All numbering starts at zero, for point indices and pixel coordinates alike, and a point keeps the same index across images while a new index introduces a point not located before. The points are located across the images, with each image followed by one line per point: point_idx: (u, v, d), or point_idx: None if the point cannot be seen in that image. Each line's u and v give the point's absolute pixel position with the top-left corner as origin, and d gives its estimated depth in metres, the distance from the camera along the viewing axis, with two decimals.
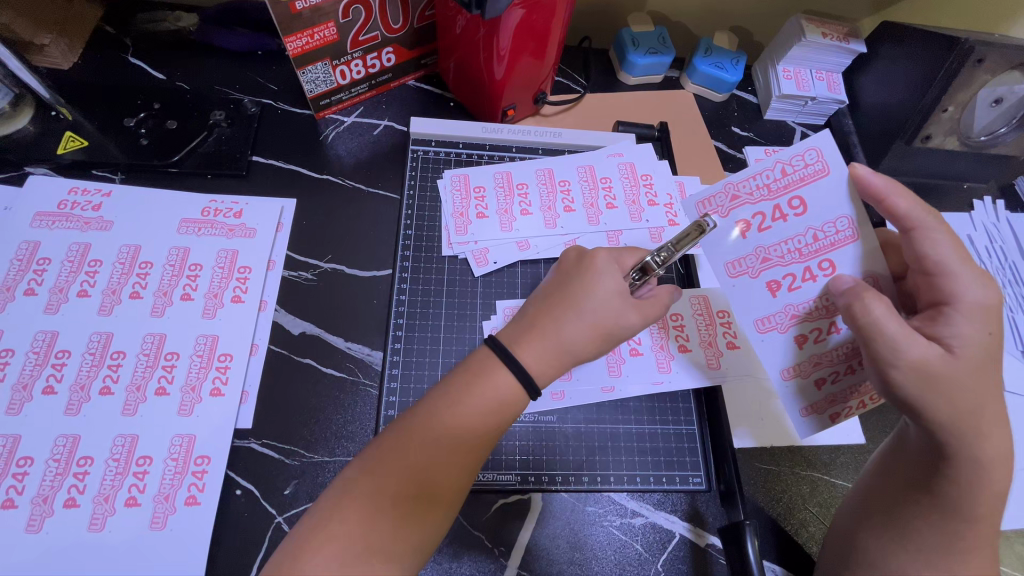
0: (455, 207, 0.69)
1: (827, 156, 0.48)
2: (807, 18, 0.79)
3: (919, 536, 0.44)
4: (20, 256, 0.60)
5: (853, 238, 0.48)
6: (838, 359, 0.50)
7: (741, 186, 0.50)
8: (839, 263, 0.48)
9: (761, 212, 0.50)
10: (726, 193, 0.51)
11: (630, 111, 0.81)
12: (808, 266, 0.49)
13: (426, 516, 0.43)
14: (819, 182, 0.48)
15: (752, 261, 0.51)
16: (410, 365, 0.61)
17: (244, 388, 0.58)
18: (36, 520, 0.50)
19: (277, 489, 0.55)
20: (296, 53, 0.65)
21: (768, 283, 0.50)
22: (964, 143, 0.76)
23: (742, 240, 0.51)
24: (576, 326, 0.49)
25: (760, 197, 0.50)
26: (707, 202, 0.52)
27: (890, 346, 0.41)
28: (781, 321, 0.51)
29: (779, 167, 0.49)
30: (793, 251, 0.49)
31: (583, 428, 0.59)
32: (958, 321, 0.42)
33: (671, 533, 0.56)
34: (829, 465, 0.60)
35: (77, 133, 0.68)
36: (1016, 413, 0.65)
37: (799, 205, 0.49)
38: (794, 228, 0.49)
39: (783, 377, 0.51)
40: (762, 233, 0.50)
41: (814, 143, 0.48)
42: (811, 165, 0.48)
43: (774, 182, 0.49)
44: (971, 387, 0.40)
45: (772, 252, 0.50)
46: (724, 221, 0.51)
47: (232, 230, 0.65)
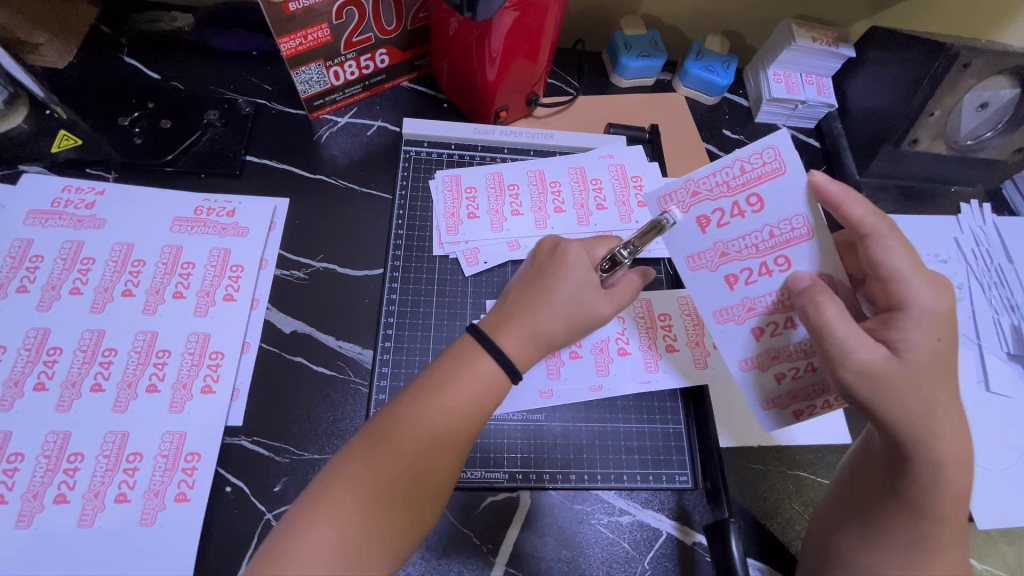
0: (447, 207, 0.69)
1: (783, 155, 0.47)
2: (798, 22, 0.80)
3: (889, 535, 0.44)
4: (13, 253, 0.61)
5: (808, 236, 0.48)
6: (796, 355, 0.50)
7: (701, 182, 0.49)
8: (795, 259, 0.48)
9: (720, 208, 0.49)
10: (687, 189, 0.50)
11: (622, 113, 0.82)
12: (764, 261, 0.49)
13: (411, 512, 0.43)
14: (776, 181, 0.48)
15: (711, 255, 0.50)
16: (400, 364, 0.62)
17: (235, 385, 0.58)
18: (26, 515, 0.50)
19: (268, 487, 0.55)
20: (290, 53, 0.66)
21: (726, 277, 0.50)
22: (950, 147, 0.77)
23: (701, 235, 0.50)
24: (554, 318, 0.49)
25: (720, 193, 0.49)
26: (668, 198, 0.50)
27: (839, 351, 0.42)
28: (739, 312, 0.50)
29: (738, 165, 0.48)
30: (751, 246, 0.49)
31: (571, 426, 0.60)
32: (908, 326, 0.42)
33: (658, 531, 0.56)
34: (815, 464, 0.61)
35: (71, 132, 0.69)
36: (998, 414, 0.66)
37: (756, 203, 0.48)
38: (751, 224, 0.49)
39: (742, 368, 0.51)
40: (721, 228, 0.49)
41: (771, 142, 0.48)
42: (767, 163, 0.47)
43: (733, 179, 0.48)
44: (922, 390, 0.40)
45: (730, 247, 0.50)
46: (685, 216, 0.50)
47: (225, 229, 0.66)
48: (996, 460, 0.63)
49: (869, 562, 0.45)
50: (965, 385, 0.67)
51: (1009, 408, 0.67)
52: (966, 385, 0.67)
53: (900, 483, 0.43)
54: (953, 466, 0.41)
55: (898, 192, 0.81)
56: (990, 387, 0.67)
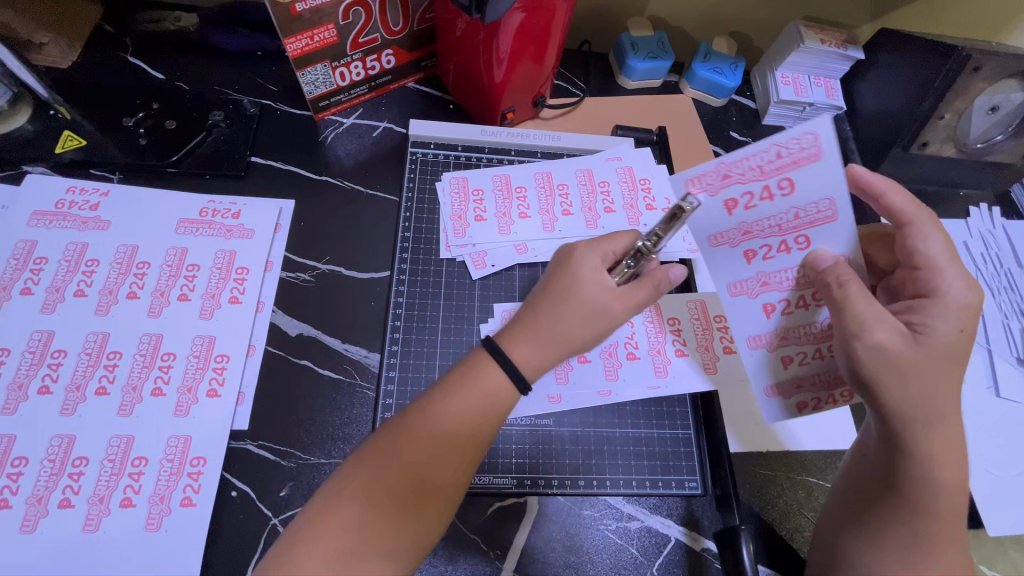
0: (454, 210, 0.69)
1: (823, 140, 0.43)
2: (806, 24, 0.79)
3: (887, 533, 0.43)
4: (17, 255, 0.60)
5: (834, 219, 0.44)
6: (805, 338, 0.49)
7: (734, 165, 0.44)
8: (816, 238, 0.46)
9: (749, 192, 0.44)
10: (716, 172, 0.44)
11: (629, 115, 0.81)
12: (785, 239, 0.46)
13: (422, 511, 0.43)
14: (813, 167, 0.43)
15: (733, 234, 0.46)
16: (407, 367, 0.61)
17: (240, 389, 0.58)
18: (31, 520, 0.50)
19: (274, 492, 0.55)
20: (296, 54, 0.65)
21: (745, 252, 0.47)
22: (959, 151, 0.77)
23: (727, 217, 0.45)
24: (570, 321, 0.49)
25: (752, 177, 0.44)
26: (696, 180, 0.44)
27: (857, 325, 0.42)
28: (753, 287, 0.48)
29: (774, 149, 0.43)
30: (774, 227, 0.45)
31: (579, 431, 0.59)
32: (934, 314, 0.42)
33: (667, 537, 0.56)
34: (824, 470, 0.60)
35: (75, 132, 0.68)
36: (1008, 420, 0.66)
37: (787, 187, 0.43)
38: (778, 208, 0.44)
39: (749, 346, 0.50)
40: (748, 211, 0.44)
41: (813, 125, 0.42)
42: (805, 149, 0.43)
43: (767, 163, 0.43)
44: (932, 377, 0.40)
45: (755, 227, 0.45)
46: (711, 199, 0.44)
47: (230, 231, 0.65)
48: (1006, 466, 0.63)
49: (867, 561, 0.43)
50: (973, 390, 0.67)
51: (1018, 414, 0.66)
52: (974, 391, 0.67)
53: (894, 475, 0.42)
54: (944, 458, 0.40)
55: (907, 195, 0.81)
56: (999, 393, 0.67)
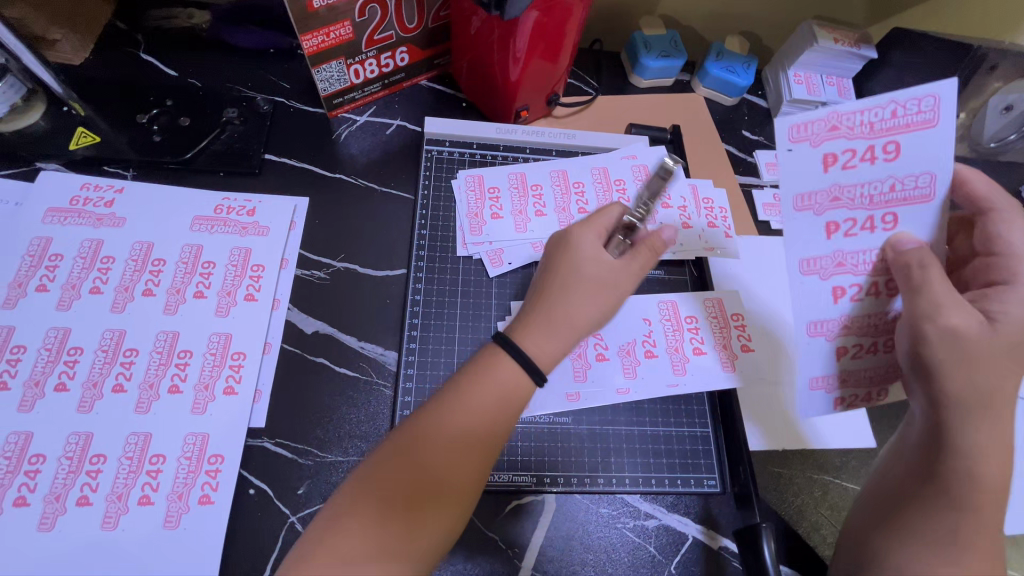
0: (470, 207, 0.69)
1: (942, 105, 0.42)
2: (819, 23, 0.79)
3: (922, 525, 0.41)
4: (32, 252, 0.60)
5: (930, 198, 0.44)
6: (864, 329, 0.46)
7: (845, 117, 0.42)
8: (903, 219, 0.44)
9: (852, 149, 0.42)
10: (827, 120, 0.42)
11: (641, 113, 0.81)
12: (872, 215, 0.44)
13: (438, 512, 0.43)
14: (924, 132, 0.42)
15: (822, 198, 0.44)
16: (425, 365, 0.61)
17: (257, 387, 0.58)
18: (49, 518, 0.49)
19: (291, 489, 0.54)
20: (312, 51, 0.65)
21: (827, 224, 0.44)
22: (971, 150, 0.77)
23: (822, 173, 0.43)
24: (575, 305, 0.49)
25: (860, 133, 0.42)
26: (802, 127, 0.43)
27: (934, 307, 0.41)
28: (827, 267, 0.45)
29: (892, 107, 0.42)
30: (866, 197, 0.44)
31: (597, 429, 0.59)
32: (1011, 302, 0.42)
33: (685, 535, 0.56)
34: (840, 468, 0.60)
35: (89, 129, 0.68)
36: None
37: (892, 150, 0.42)
38: (876, 173, 0.43)
39: (809, 333, 0.47)
40: (845, 172, 0.43)
41: (936, 88, 0.41)
42: (922, 113, 0.42)
43: (879, 120, 0.42)
44: (1002, 368, 0.39)
45: (846, 194, 0.44)
46: (811, 150, 0.43)
47: (245, 228, 0.65)
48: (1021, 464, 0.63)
49: (900, 553, 0.42)
50: None
51: None
52: None
53: (936, 464, 0.41)
54: (993, 452, 0.39)
55: None
56: None
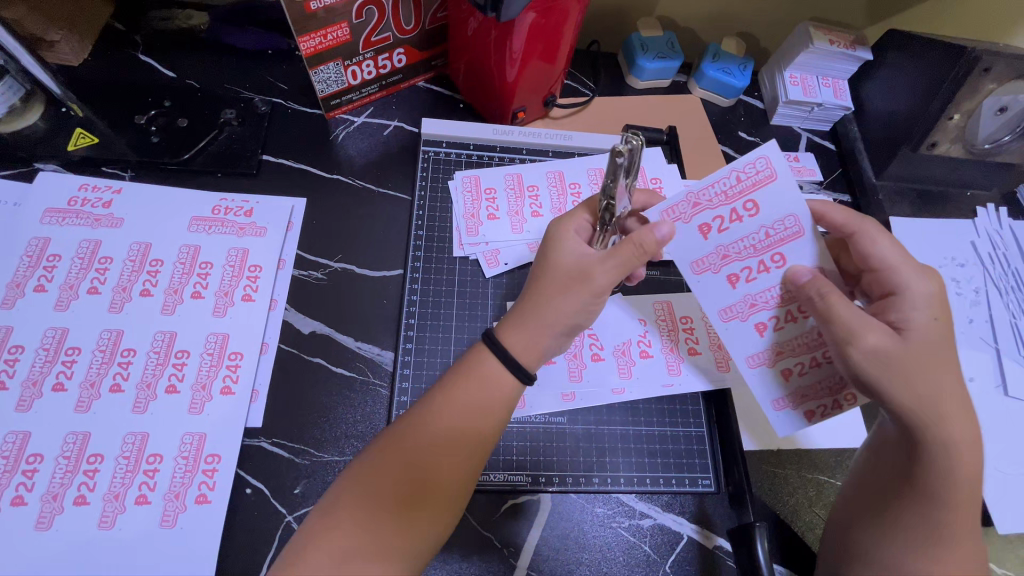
0: (467, 208, 0.69)
1: (775, 164, 0.46)
2: (815, 24, 0.79)
3: (903, 525, 0.43)
4: (30, 253, 0.60)
5: (802, 234, 0.47)
6: (800, 348, 0.49)
7: (701, 194, 0.47)
8: (790, 256, 0.47)
9: (719, 216, 0.47)
10: (687, 201, 0.48)
11: (638, 114, 0.82)
12: (762, 260, 0.47)
13: (426, 514, 0.43)
14: (771, 187, 0.46)
15: (713, 258, 0.48)
16: (421, 365, 0.61)
17: (254, 386, 0.58)
18: (46, 517, 0.50)
19: (288, 489, 0.55)
20: (309, 52, 0.65)
21: (728, 277, 0.48)
22: (966, 151, 0.77)
23: (703, 241, 0.48)
24: (555, 300, 0.47)
25: (718, 202, 0.47)
26: (669, 211, 0.49)
27: (847, 332, 0.42)
28: (743, 310, 0.49)
29: (733, 175, 0.46)
30: (749, 247, 0.47)
31: (593, 429, 0.60)
32: (909, 308, 0.43)
33: (680, 535, 0.56)
34: (835, 468, 0.60)
35: (87, 130, 0.68)
36: (1017, 419, 0.66)
37: (752, 208, 0.47)
38: (748, 228, 0.47)
39: (749, 365, 0.50)
40: (722, 234, 0.47)
41: (763, 150, 0.46)
42: (760, 172, 0.46)
43: (731, 186, 0.47)
44: (929, 372, 0.40)
45: (732, 250, 0.48)
46: (685, 227, 0.48)
47: (243, 229, 0.65)
48: (1016, 465, 0.63)
49: (886, 552, 0.43)
50: (982, 389, 0.67)
51: None
52: (983, 389, 0.67)
53: (913, 467, 0.42)
54: (965, 447, 0.40)
55: (915, 195, 0.81)
56: (1007, 391, 0.67)
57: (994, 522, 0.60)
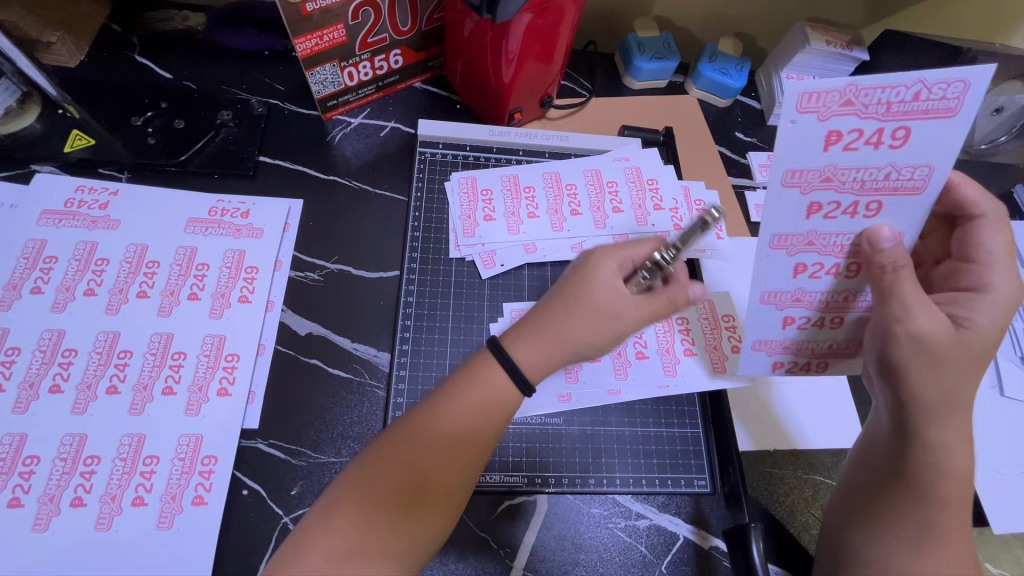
0: (463, 209, 0.69)
1: (969, 96, 0.40)
2: (812, 25, 0.80)
3: (894, 522, 0.43)
4: (27, 254, 0.60)
5: (920, 191, 0.43)
6: (831, 305, 0.48)
7: (865, 92, 0.40)
8: (888, 209, 0.44)
9: (861, 129, 0.41)
10: (842, 93, 0.40)
11: (635, 115, 0.82)
12: (858, 200, 0.44)
13: (426, 515, 0.43)
14: (941, 122, 0.41)
15: (814, 176, 0.43)
16: (417, 366, 0.61)
17: (251, 388, 0.58)
18: (42, 519, 0.50)
19: (284, 490, 0.55)
20: (305, 54, 0.65)
21: (810, 204, 0.44)
22: (963, 152, 0.78)
23: (821, 151, 0.42)
24: (577, 328, 0.48)
25: (874, 112, 0.41)
26: (816, 96, 0.40)
27: (904, 311, 0.40)
28: (797, 244, 0.46)
29: (918, 87, 0.40)
30: (858, 180, 0.43)
31: (589, 430, 0.60)
32: (978, 308, 0.42)
33: (676, 535, 0.56)
34: (831, 468, 0.61)
35: (84, 132, 0.68)
36: (1013, 418, 0.66)
37: (901, 137, 0.41)
38: (874, 159, 0.42)
39: (761, 301, 0.49)
40: (845, 151, 0.42)
41: (969, 74, 0.40)
42: (944, 98, 0.40)
43: (903, 100, 0.40)
44: (968, 372, 0.40)
45: (839, 174, 0.43)
46: (818, 124, 0.41)
47: (240, 230, 0.65)
48: (1013, 464, 0.63)
49: (874, 548, 0.43)
50: (978, 390, 0.67)
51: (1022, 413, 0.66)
52: (980, 390, 0.67)
53: (904, 464, 0.42)
54: (959, 448, 0.41)
55: None
56: (1004, 391, 0.67)
57: (990, 522, 0.60)
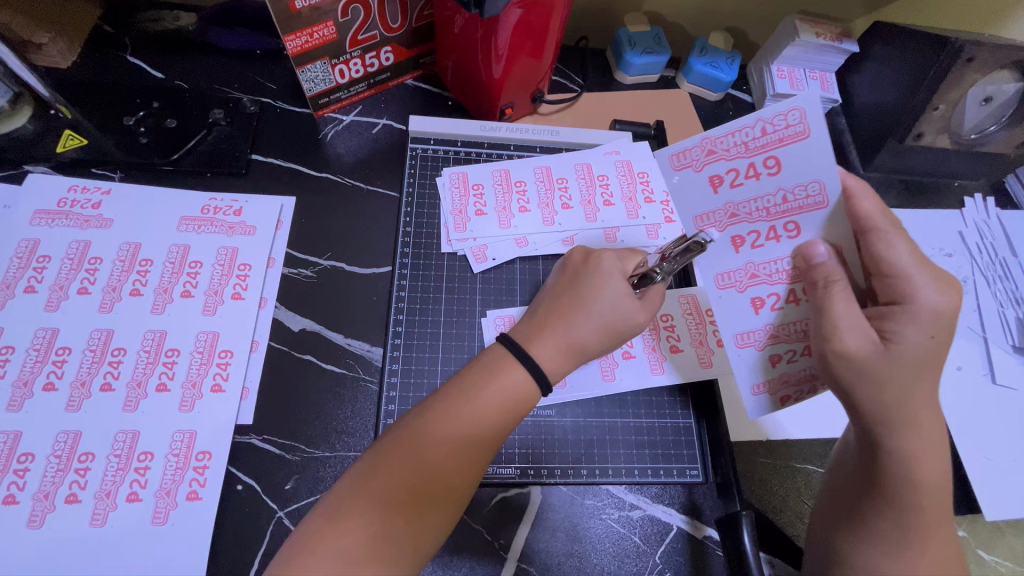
0: (454, 204, 0.70)
1: (815, 120, 0.43)
2: (801, 17, 0.80)
3: (873, 527, 0.43)
4: (20, 254, 0.61)
5: (826, 205, 0.44)
6: (794, 335, 0.48)
7: (718, 141, 0.47)
8: (806, 226, 0.46)
9: (734, 168, 0.46)
10: (702, 147, 0.48)
11: (626, 110, 0.82)
12: (774, 226, 0.46)
13: (437, 513, 0.44)
14: (799, 145, 0.44)
15: (720, 216, 0.48)
16: (410, 360, 0.62)
17: (244, 384, 0.58)
18: (38, 516, 0.50)
19: (279, 485, 0.55)
20: (296, 51, 0.66)
21: (733, 239, 0.48)
22: (952, 141, 0.78)
23: (712, 194, 0.48)
24: (583, 329, 0.50)
25: (737, 153, 0.46)
26: (681, 155, 0.48)
27: (829, 328, 0.42)
28: (741, 279, 0.49)
29: (760, 125, 0.45)
30: (761, 210, 0.46)
31: (581, 421, 0.60)
32: (904, 321, 0.41)
33: (669, 525, 0.56)
34: (824, 457, 0.61)
35: (76, 132, 0.69)
36: (1005, 405, 0.66)
37: (773, 165, 0.45)
38: (765, 187, 0.46)
39: (736, 344, 0.50)
40: (734, 190, 0.47)
41: (799, 101, 0.43)
42: (791, 126, 0.43)
43: (755, 136, 0.45)
44: (903, 385, 0.40)
45: (740, 210, 0.47)
46: (696, 175, 0.48)
47: (232, 227, 0.66)
48: (1007, 450, 0.63)
49: (858, 552, 0.43)
50: (970, 377, 0.68)
51: (1015, 400, 0.67)
52: (971, 377, 0.68)
53: (874, 473, 0.43)
54: (924, 457, 0.40)
55: (903, 186, 0.82)
56: (995, 379, 0.68)
57: (983, 509, 0.60)
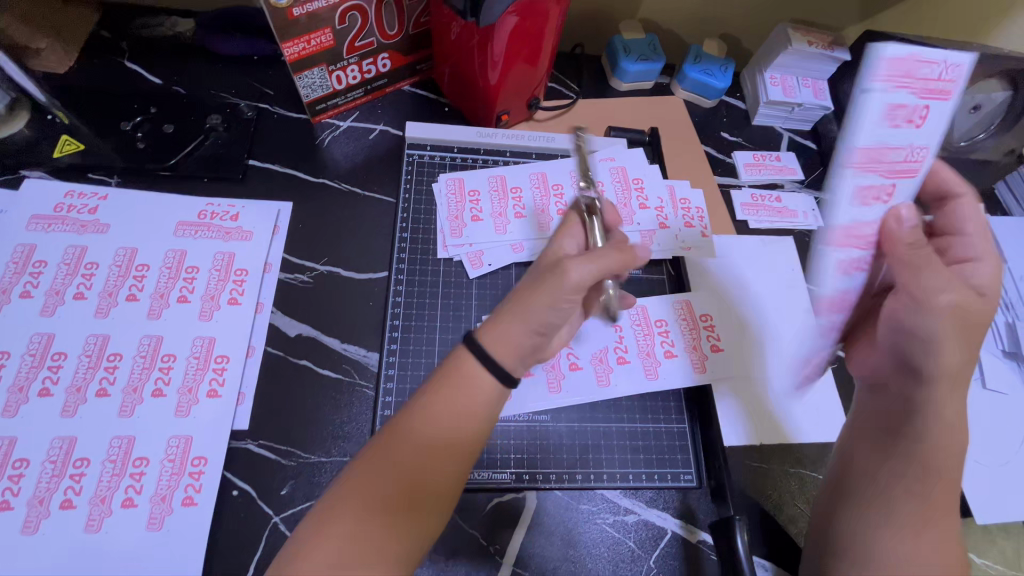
0: (450, 210, 0.70)
1: (958, 81, 0.41)
2: (794, 25, 0.81)
3: (890, 495, 0.42)
4: (16, 258, 0.61)
5: (916, 172, 0.43)
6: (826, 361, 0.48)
7: (918, 66, 0.40)
8: (902, 193, 0.44)
9: (919, 104, 0.41)
10: (909, 59, 0.40)
11: (620, 116, 0.83)
12: (891, 183, 0.43)
13: (421, 514, 0.44)
14: (940, 103, 0.41)
15: (856, 155, 0.42)
16: (406, 365, 0.62)
17: (240, 390, 0.58)
18: (33, 521, 0.50)
19: (275, 490, 0.55)
20: (293, 58, 0.66)
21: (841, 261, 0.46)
22: (942, 148, 0.79)
23: (886, 127, 0.41)
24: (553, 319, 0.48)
25: (924, 86, 0.41)
26: (899, 63, 0.40)
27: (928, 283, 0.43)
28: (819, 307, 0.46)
29: (941, 66, 0.41)
30: (894, 162, 0.43)
31: (576, 426, 0.60)
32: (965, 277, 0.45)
33: (664, 530, 0.57)
34: (818, 462, 0.62)
35: (73, 137, 0.69)
36: (995, 410, 0.67)
37: (923, 117, 0.41)
38: (908, 139, 0.42)
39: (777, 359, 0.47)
40: (893, 129, 0.41)
41: (960, 57, 0.41)
42: (943, 77, 0.40)
43: (933, 78, 0.40)
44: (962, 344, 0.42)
45: (883, 155, 0.42)
46: (882, 94, 0.41)
47: (229, 233, 0.66)
48: (998, 455, 0.64)
49: (871, 525, 0.42)
50: None
51: (1006, 405, 0.67)
52: None
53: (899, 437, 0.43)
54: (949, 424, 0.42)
55: None
56: (985, 384, 0.68)
57: (974, 514, 0.61)
